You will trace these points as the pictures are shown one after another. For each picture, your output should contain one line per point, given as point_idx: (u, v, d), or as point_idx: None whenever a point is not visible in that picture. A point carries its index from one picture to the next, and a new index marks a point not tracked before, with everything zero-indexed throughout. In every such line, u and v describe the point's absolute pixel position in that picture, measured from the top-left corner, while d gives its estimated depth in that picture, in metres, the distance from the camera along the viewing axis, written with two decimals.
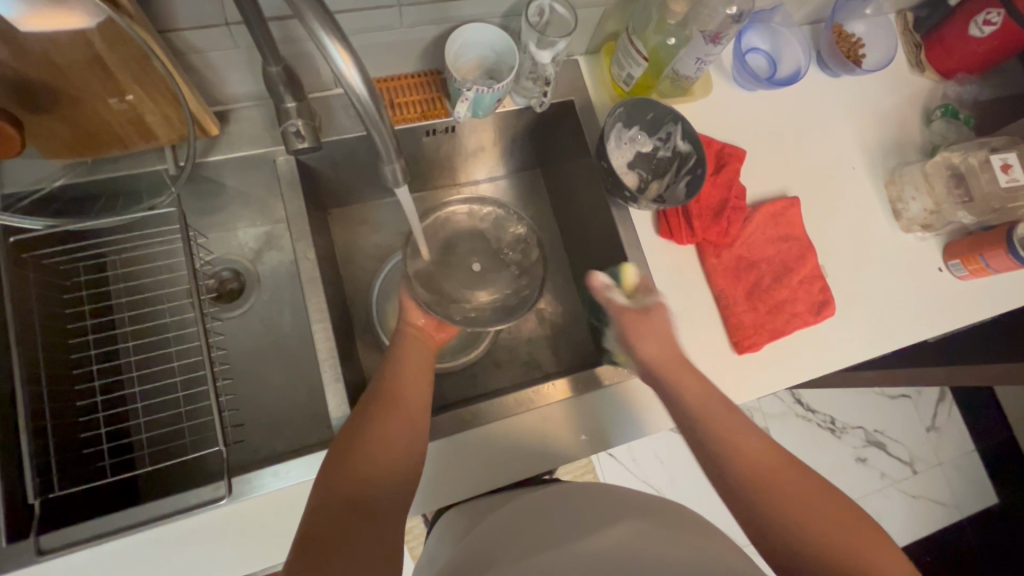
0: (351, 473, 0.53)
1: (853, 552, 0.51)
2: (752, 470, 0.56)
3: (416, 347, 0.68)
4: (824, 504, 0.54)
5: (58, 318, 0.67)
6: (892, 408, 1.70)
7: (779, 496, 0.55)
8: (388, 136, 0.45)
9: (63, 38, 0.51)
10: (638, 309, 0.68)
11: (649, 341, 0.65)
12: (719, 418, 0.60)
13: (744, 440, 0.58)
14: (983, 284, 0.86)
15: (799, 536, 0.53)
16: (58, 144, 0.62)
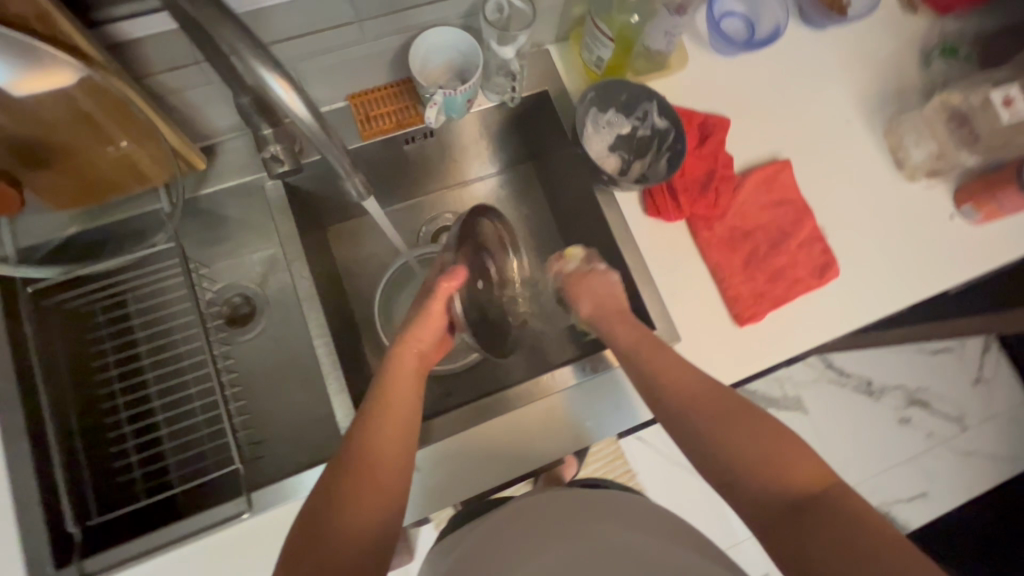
0: (337, 499, 0.51)
1: (777, 466, 0.51)
2: (681, 402, 0.57)
3: (402, 373, 0.63)
4: (748, 423, 0.54)
5: (83, 357, 0.72)
6: (933, 364, 1.62)
7: (708, 423, 0.55)
8: (344, 158, 0.48)
9: (45, 98, 0.55)
10: (578, 271, 0.74)
11: (581, 299, 0.71)
12: (653, 360, 0.61)
13: (675, 376, 0.59)
14: (1000, 227, 0.82)
15: (726, 457, 0.53)
16: (62, 195, 0.66)
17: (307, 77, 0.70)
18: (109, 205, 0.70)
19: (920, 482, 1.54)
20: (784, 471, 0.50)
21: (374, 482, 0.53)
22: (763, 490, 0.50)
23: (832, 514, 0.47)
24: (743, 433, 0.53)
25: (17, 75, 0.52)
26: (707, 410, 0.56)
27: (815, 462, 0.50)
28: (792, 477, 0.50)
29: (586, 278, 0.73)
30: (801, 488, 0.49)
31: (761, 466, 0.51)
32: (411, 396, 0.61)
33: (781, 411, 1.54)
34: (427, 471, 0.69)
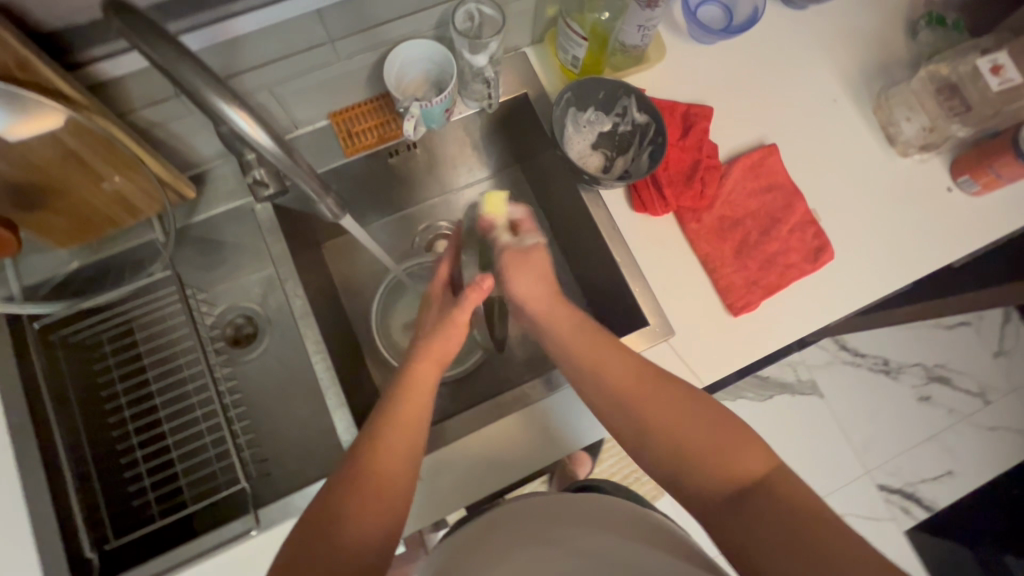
0: (339, 507, 0.52)
1: (716, 458, 0.51)
2: (620, 394, 0.57)
3: (418, 385, 0.61)
4: (690, 418, 0.54)
5: (92, 387, 0.74)
6: (951, 338, 1.58)
7: (647, 415, 0.55)
8: (308, 175, 0.51)
9: (33, 141, 0.56)
10: (519, 249, 0.69)
11: (523, 280, 0.68)
12: (594, 353, 0.61)
13: (614, 369, 0.59)
14: (1000, 197, 0.80)
15: (666, 449, 0.53)
16: (59, 232, 0.69)
17: (286, 100, 0.71)
18: (108, 237, 0.73)
19: (944, 460, 1.50)
20: (720, 462, 0.50)
21: (376, 488, 0.53)
22: (703, 482, 0.50)
23: (764, 504, 0.46)
24: (681, 422, 0.53)
25: (6, 121, 0.54)
26: (652, 409, 0.55)
27: (752, 450, 0.50)
28: (727, 467, 0.50)
29: (532, 254, 0.69)
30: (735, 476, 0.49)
31: (697, 457, 0.51)
32: (421, 409, 0.60)
33: (796, 395, 1.51)
34: (428, 480, 0.70)
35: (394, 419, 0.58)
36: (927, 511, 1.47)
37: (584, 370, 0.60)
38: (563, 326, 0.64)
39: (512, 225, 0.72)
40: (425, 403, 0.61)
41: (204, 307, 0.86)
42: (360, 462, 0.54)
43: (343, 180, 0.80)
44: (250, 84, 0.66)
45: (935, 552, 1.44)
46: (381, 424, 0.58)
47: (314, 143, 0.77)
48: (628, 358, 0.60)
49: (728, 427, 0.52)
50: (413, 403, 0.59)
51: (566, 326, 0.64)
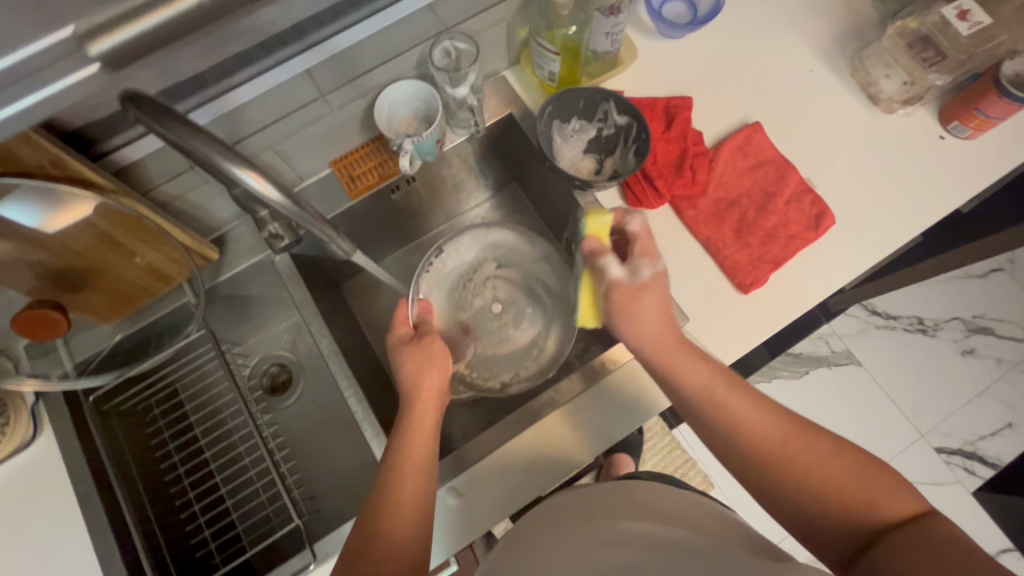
0: (375, 521, 0.56)
1: (852, 493, 0.50)
2: (767, 450, 0.54)
3: (419, 427, 0.63)
4: (820, 448, 0.53)
5: (146, 449, 0.78)
6: (985, 287, 1.53)
7: (799, 472, 0.52)
8: (316, 220, 0.55)
9: (69, 229, 0.62)
10: (631, 285, 0.64)
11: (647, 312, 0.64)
12: (730, 404, 0.57)
13: (757, 426, 0.55)
14: (994, 138, 0.81)
15: (813, 500, 0.51)
16: (102, 309, 0.74)
17: (289, 155, 0.76)
18: (146, 306, 0.78)
19: (1002, 413, 1.45)
20: (867, 508, 0.49)
21: (405, 507, 0.57)
22: (839, 521, 0.50)
23: (922, 539, 0.45)
24: (826, 470, 0.52)
25: (44, 216, 0.60)
26: (778, 436, 0.54)
27: (898, 494, 0.50)
28: (873, 512, 0.49)
29: (645, 291, 0.64)
30: (881, 519, 0.49)
31: (838, 501, 0.50)
32: (429, 441, 0.63)
33: (833, 367, 1.47)
34: (468, 495, 0.72)
35: (412, 440, 0.61)
36: (992, 468, 1.42)
37: (719, 422, 0.57)
38: (693, 369, 0.60)
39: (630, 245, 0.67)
40: (430, 430, 0.64)
41: (240, 359, 0.91)
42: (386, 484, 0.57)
43: (351, 222, 0.85)
44: (254, 146, 0.71)
45: (1008, 509, 1.39)
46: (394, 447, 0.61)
47: (320, 191, 0.82)
48: (775, 411, 0.56)
49: (875, 477, 0.51)
50: (422, 431, 0.63)
51: (696, 372, 0.59)
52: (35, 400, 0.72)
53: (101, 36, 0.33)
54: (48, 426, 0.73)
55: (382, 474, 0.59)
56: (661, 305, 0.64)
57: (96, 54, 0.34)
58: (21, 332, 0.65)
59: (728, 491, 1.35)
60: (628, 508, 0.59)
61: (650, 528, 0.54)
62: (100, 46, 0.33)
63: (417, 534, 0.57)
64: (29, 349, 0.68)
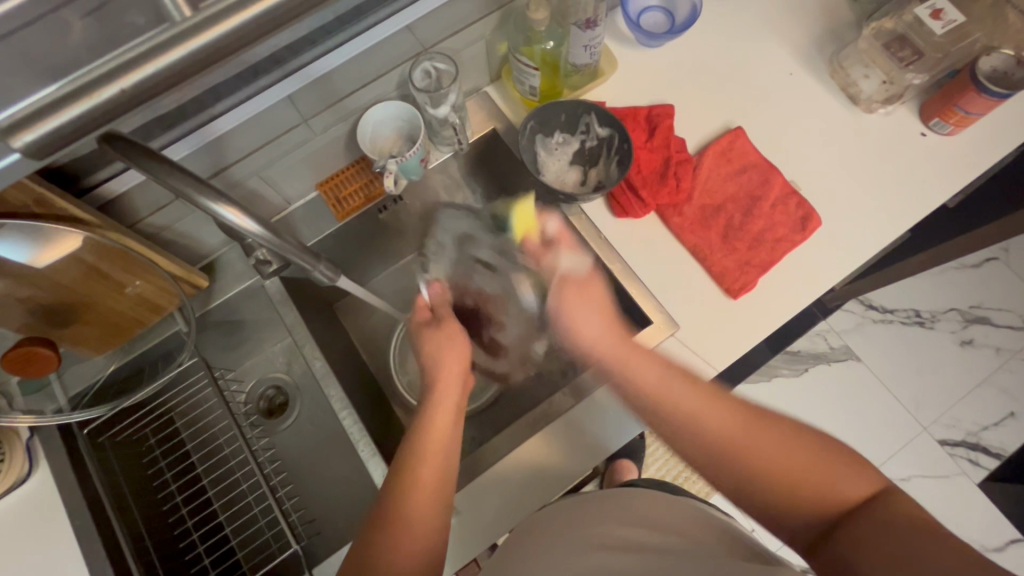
0: (375, 541, 0.54)
1: (809, 477, 0.51)
2: (721, 449, 0.54)
3: (443, 425, 0.62)
4: (770, 436, 0.54)
5: (142, 479, 0.78)
6: (979, 276, 1.53)
7: (754, 461, 0.53)
8: (295, 247, 0.55)
9: (57, 264, 0.62)
10: (576, 275, 0.73)
11: (586, 317, 0.69)
12: (685, 404, 0.57)
13: (709, 415, 0.56)
14: (975, 133, 0.81)
15: (768, 488, 0.52)
16: (93, 341, 0.74)
17: (274, 181, 0.76)
18: (138, 337, 0.78)
19: (1004, 402, 1.45)
20: (827, 489, 0.50)
21: (417, 508, 0.56)
22: (799, 507, 0.51)
23: (876, 519, 0.46)
24: (783, 458, 0.52)
25: (32, 252, 0.60)
26: (721, 429, 0.55)
27: (856, 477, 0.50)
28: (830, 496, 0.50)
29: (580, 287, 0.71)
30: (839, 501, 0.49)
31: (793, 484, 0.51)
32: (450, 441, 0.61)
33: (832, 364, 1.47)
34: (466, 512, 0.72)
35: (424, 452, 0.59)
36: (997, 458, 1.41)
37: (674, 424, 0.57)
38: (647, 376, 0.61)
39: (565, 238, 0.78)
40: (449, 430, 0.62)
41: (234, 385, 0.90)
42: (378, 505, 0.57)
43: (340, 242, 0.85)
44: (239, 174, 0.71)
45: (1014, 499, 1.38)
46: (402, 457, 0.59)
47: (308, 214, 0.82)
48: (723, 404, 0.57)
49: (833, 459, 0.52)
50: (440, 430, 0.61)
51: (648, 377, 0.61)
52: (30, 435, 0.72)
53: (22, 130, 0.32)
54: (42, 463, 0.72)
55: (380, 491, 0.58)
56: (594, 307, 0.69)
57: (23, 146, 0.33)
58: (11, 368, 0.66)
59: None
60: (622, 514, 0.61)
61: (643, 535, 0.57)
62: (25, 135, 0.33)
63: (428, 535, 0.55)
64: (23, 385, 0.68)
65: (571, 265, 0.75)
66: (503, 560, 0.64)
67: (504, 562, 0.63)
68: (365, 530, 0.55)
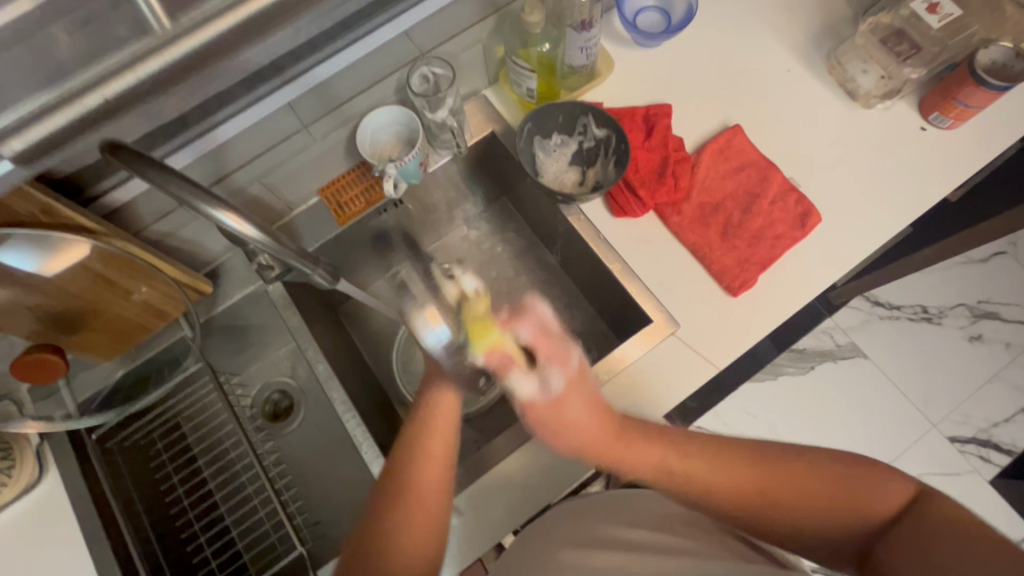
0: (375, 538, 0.55)
1: (849, 503, 0.52)
2: (750, 520, 0.54)
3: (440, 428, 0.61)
4: (793, 475, 0.53)
5: (150, 483, 0.79)
6: (988, 271, 1.52)
7: (779, 508, 0.53)
8: (293, 253, 0.56)
9: (65, 273, 0.64)
10: (547, 400, 0.55)
11: (568, 411, 0.56)
12: (698, 477, 0.55)
13: (725, 479, 0.54)
14: (976, 127, 0.81)
15: (807, 527, 0.53)
16: (101, 348, 0.76)
17: (276, 186, 0.77)
18: (144, 342, 0.79)
19: (1015, 397, 1.43)
20: (867, 509, 0.51)
21: (420, 505, 0.57)
22: (846, 527, 0.52)
23: (923, 526, 0.48)
24: (813, 499, 0.52)
25: (41, 261, 0.61)
26: (731, 488, 0.54)
27: (882, 490, 0.52)
28: (871, 511, 0.51)
29: (561, 400, 0.55)
30: (875, 519, 0.51)
31: (837, 515, 0.52)
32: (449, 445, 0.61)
33: (839, 361, 1.45)
34: (470, 513, 0.73)
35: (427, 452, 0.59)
36: (1008, 454, 1.39)
37: (697, 498, 0.55)
38: (647, 459, 0.57)
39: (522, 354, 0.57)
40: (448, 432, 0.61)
41: (239, 390, 0.90)
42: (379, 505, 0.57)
43: (342, 246, 0.86)
44: (241, 181, 0.72)
45: None
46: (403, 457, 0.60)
47: (310, 218, 0.83)
48: (734, 459, 0.55)
49: (857, 471, 0.53)
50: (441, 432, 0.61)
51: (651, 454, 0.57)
52: (40, 441, 0.73)
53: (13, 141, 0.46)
54: (53, 468, 0.73)
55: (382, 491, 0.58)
56: (584, 401, 0.56)
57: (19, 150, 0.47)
58: (20, 374, 0.68)
59: None
60: (627, 515, 0.61)
61: (646, 535, 0.57)
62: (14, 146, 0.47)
63: (439, 528, 0.56)
64: (32, 391, 0.71)
65: (555, 381, 0.55)
66: (508, 562, 0.64)
67: (509, 565, 0.63)
68: (367, 527, 0.56)
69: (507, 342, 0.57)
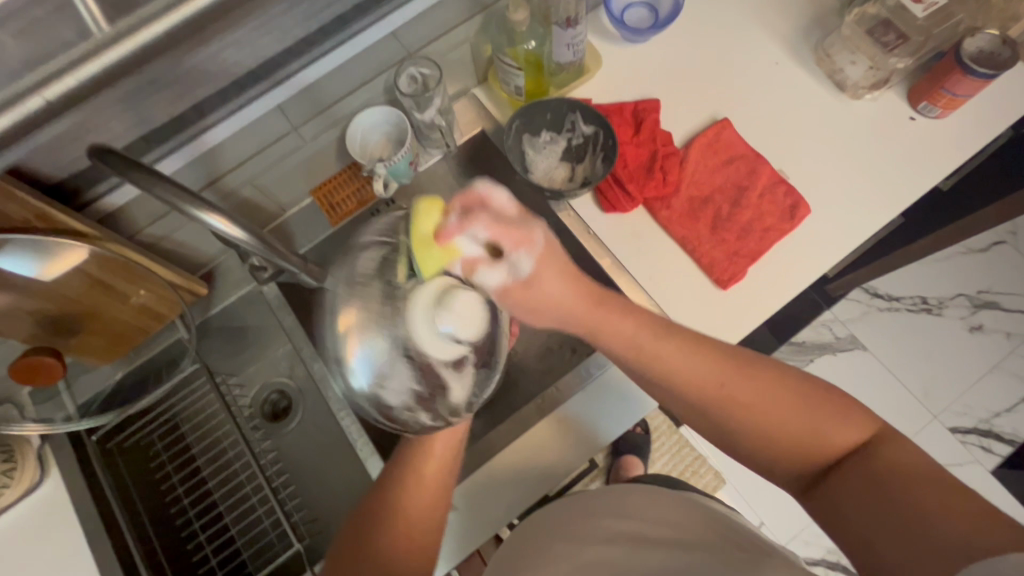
0: (366, 531, 0.55)
1: (809, 428, 0.50)
2: (705, 401, 0.53)
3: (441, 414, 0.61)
4: (757, 380, 0.52)
5: (151, 483, 0.81)
6: (988, 260, 1.51)
7: (737, 405, 0.52)
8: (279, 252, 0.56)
9: (63, 277, 0.65)
10: (518, 286, 0.52)
11: (546, 284, 0.52)
12: (660, 356, 0.54)
13: (695, 368, 0.53)
14: (965, 115, 0.81)
15: (764, 441, 0.51)
16: (101, 351, 0.77)
17: (268, 188, 0.78)
18: (143, 343, 0.81)
19: (1017, 387, 1.42)
20: (822, 441, 0.50)
21: (419, 497, 0.57)
22: (797, 454, 0.51)
23: (875, 470, 0.47)
24: (778, 409, 0.51)
25: (40, 266, 0.62)
26: (694, 379, 0.53)
27: (841, 423, 0.50)
28: (826, 446, 0.50)
29: (534, 284, 0.52)
30: (828, 447, 0.50)
31: (797, 436, 0.50)
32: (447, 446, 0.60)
33: (838, 354, 1.45)
34: (465, 508, 0.73)
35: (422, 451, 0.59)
36: (1010, 445, 1.39)
37: (660, 379, 0.54)
38: (621, 331, 0.55)
39: (485, 250, 0.51)
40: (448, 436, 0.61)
41: (237, 390, 0.91)
42: (372, 500, 0.57)
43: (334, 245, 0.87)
44: (232, 183, 0.73)
45: None
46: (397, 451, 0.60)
47: (302, 219, 0.84)
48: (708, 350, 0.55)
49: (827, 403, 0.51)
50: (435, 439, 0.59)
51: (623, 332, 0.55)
52: (41, 444, 0.74)
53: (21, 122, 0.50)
54: (55, 470, 0.74)
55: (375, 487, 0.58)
56: (562, 277, 0.53)
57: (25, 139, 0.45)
58: (19, 379, 0.68)
59: (738, 485, 1.34)
60: (621, 507, 0.62)
61: (638, 526, 0.58)
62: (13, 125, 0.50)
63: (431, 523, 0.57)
64: (32, 395, 0.71)
65: (522, 262, 0.51)
66: (502, 557, 0.64)
67: (503, 559, 0.63)
68: (360, 520, 0.56)
69: (462, 245, 0.50)
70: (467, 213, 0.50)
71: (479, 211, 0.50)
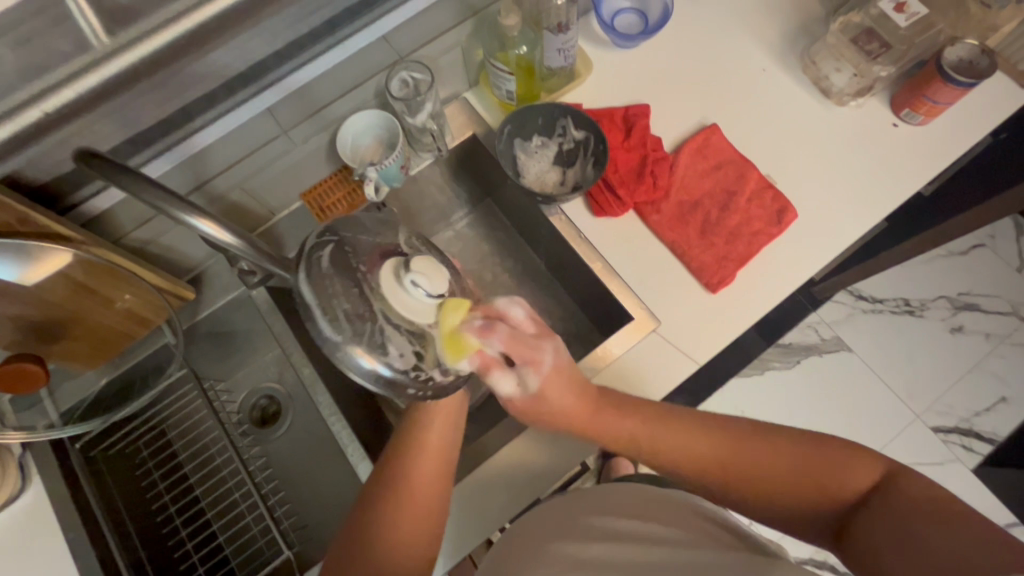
0: (360, 536, 0.54)
1: (813, 477, 0.53)
2: (713, 484, 0.56)
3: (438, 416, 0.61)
4: (753, 448, 0.56)
5: (136, 491, 0.79)
6: (968, 263, 1.54)
7: (743, 479, 0.55)
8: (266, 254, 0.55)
9: (46, 283, 0.64)
10: (527, 398, 0.60)
11: (552, 392, 0.60)
12: (660, 441, 0.59)
13: (694, 449, 0.57)
14: (945, 122, 0.83)
15: (777, 503, 0.54)
16: (84, 356, 0.76)
17: (257, 191, 0.77)
18: (128, 348, 0.79)
19: (996, 387, 1.46)
20: (831, 486, 0.53)
21: (412, 502, 0.56)
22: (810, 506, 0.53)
23: (892, 506, 0.49)
24: (783, 475, 0.54)
25: (22, 270, 0.61)
26: (695, 458, 0.57)
27: (848, 472, 0.53)
28: (837, 491, 0.52)
29: (542, 394, 0.60)
30: (841, 496, 0.52)
31: (808, 486, 0.53)
32: (442, 449, 0.60)
33: (824, 355, 1.47)
34: (457, 514, 0.73)
35: (416, 455, 0.59)
36: (989, 443, 1.42)
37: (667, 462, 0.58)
38: (622, 424, 0.61)
39: (499, 358, 0.58)
40: (443, 440, 0.60)
41: (225, 395, 0.90)
42: (365, 504, 0.57)
43: None
44: (221, 186, 0.72)
45: (1008, 483, 1.39)
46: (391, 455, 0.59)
47: (292, 223, 0.83)
48: (702, 427, 0.59)
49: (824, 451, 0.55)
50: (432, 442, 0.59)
51: (626, 424, 0.61)
52: (23, 452, 0.72)
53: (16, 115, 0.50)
54: (36, 479, 0.72)
55: (369, 491, 0.58)
56: (569, 386, 0.60)
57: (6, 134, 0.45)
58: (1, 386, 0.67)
59: None
60: (615, 509, 0.62)
61: (632, 526, 0.58)
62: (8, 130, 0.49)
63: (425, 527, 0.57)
64: (15, 402, 0.72)
65: (535, 381, 0.59)
66: (495, 559, 0.63)
67: (497, 560, 0.62)
68: (353, 525, 0.56)
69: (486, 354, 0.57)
70: (490, 318, 0.57)
71: (502, 324, 0.58)
